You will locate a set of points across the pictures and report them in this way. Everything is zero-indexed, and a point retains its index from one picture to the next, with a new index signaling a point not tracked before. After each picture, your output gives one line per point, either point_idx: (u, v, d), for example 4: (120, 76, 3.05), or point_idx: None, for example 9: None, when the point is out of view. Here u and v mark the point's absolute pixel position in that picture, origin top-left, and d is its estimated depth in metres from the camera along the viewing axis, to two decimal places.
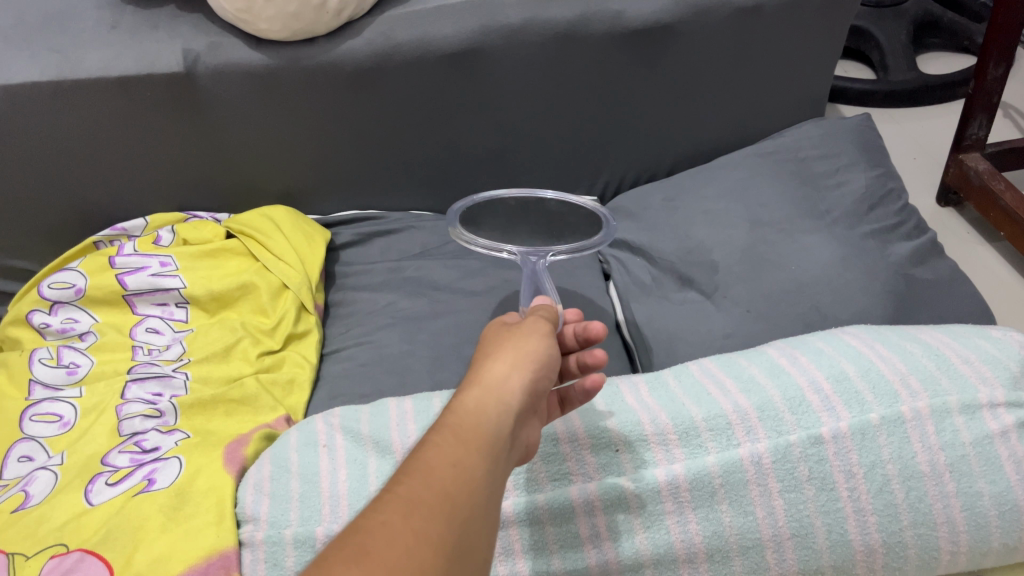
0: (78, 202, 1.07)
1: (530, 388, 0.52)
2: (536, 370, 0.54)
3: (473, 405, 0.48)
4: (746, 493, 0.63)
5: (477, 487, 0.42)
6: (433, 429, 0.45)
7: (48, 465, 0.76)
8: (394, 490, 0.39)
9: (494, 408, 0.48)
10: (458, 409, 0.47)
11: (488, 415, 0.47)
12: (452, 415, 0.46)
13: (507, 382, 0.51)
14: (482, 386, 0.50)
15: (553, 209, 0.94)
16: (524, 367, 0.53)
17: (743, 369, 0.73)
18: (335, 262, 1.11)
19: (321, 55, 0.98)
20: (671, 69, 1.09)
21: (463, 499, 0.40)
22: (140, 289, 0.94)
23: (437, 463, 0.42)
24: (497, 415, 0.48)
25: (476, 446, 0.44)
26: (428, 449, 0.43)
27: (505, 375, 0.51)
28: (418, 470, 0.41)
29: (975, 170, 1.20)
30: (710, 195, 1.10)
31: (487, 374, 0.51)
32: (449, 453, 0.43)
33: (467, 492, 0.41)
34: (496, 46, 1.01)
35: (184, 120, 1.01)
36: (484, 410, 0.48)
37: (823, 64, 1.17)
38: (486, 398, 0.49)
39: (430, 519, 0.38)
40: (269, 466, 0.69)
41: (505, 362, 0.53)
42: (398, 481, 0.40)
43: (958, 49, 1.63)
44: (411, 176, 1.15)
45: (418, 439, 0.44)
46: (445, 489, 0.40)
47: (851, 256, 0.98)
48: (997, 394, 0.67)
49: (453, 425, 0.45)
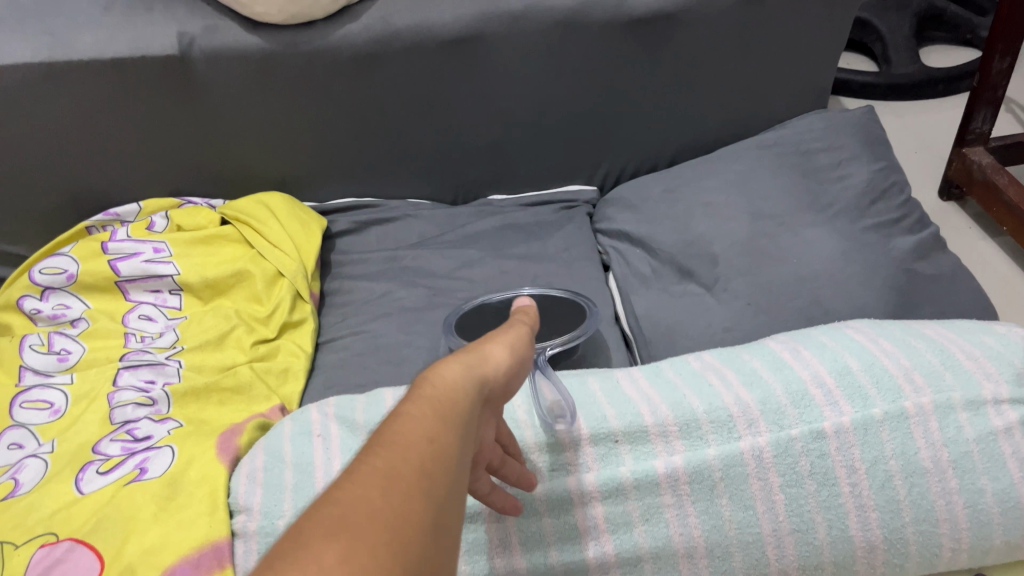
0: (69, 185, 1.05)
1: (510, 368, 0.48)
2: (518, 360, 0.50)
3: (452, 376, 0.43)
4: (746, 488, 0.62)
5: (452, 465, 0.38)
6: (410, 399, 0.40)
7: (38, 453, 0.75)
8: (370, 463, 0.35)
9: (473, 384, 0.44)
10: (436, 375, 0.42)
11: (467, 391, 0.43)
12: (428, 385, 0.41)
13: (488, 359, 0.47)
14: (461, 358, 0.45)
15: (537, 302, 0.95)
16: (501, 349, 0.49)
17: (745, 362, 0.71)
18: (331, 250, 1.10)
19: (318, 40, 0.98)
20: (672, 58, 1.08)
21: (440, 478, 0.36)
22: (133, 276, 0.92)
23: (414, 436, 0.37)
24: (475, 393, 0.43)
25: (454, 422, 0.40)
26: (402, 419, 0.38)
27: (481, 350, 0.47)
28: (395, 444, 0.36)
29: (978, 164, 1.19)
30: (711, 186, 1.08)
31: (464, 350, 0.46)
32: (426, 426, 0.38)
33: (444, 469, 0.37)
34: (496, 33, 1.00)
35: (177, 101, 0.99)
36: (464, 385, 0.43)
37: (828, 54, 1.15)
38: (467, 371, 0.44)
39: (411, 497, 0.34)
40: (263, 457, 0.68)
41: (483, 345, 0.48)
42: (371, 454, 0.36)
43: (961, 42, 1.62)
44: (408, 163, 1.13)
45: (390, 409, 0.39)
46: (425, 466, 0.36)
47: (853, 250, 0.97)
48: (1001, 390, 0.67)
49: (430, 396, 0.40)
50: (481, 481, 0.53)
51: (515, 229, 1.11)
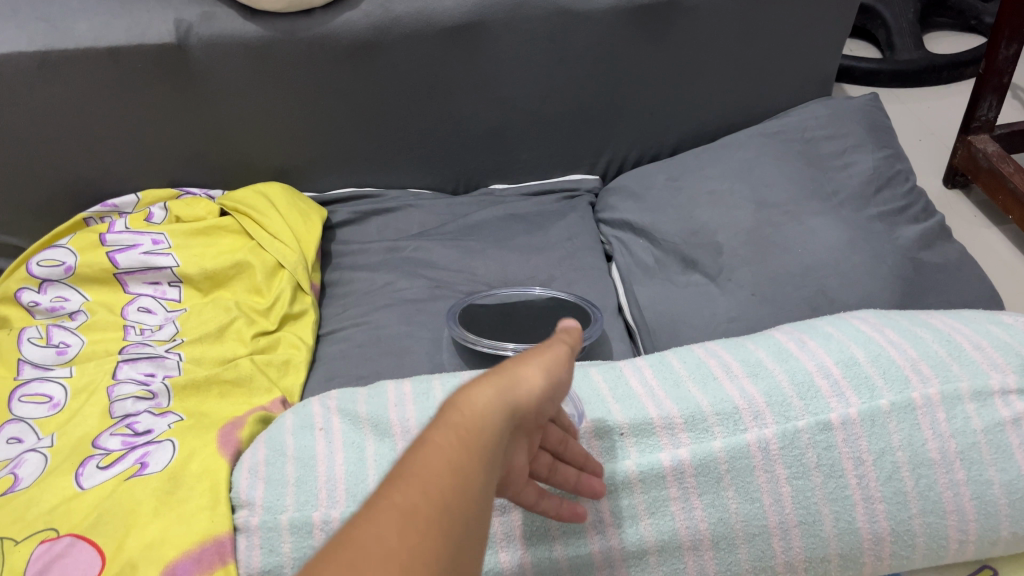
0: (67, 176, 1.03)
1: (547, 385, 0.46)
2: (556, 381, 0.48)
3: (482, 402, 0.42)
4: (752, 480, 0.62)
5: (473, 497, 0.38)
6: (434, 427, 0.40)
7: (37, 447, 0.74)
8: (389, 497, 0.35)
9: (503, 411, 0.42)
10: (463, 401, 0.41)
11: (496, 419, 0.42)
12: (454, 412, 0.41)
13: (522, 381, 0.45)
14: (494, 381, 0.44)
15: (543, 304, 0.94)
16: (538, 365, 0.47)
17: (750, 353, 0.70)
18: (331, 241, 1.08)
19: (316, 27, 0.96)
20: (675, 45, 1.07)
21: (457, 516, 0.36)
22: (131, 268, 0.92)
23: (435, 468, 0.37)
24: (506, 419, 0.42)
25: (478, 452, 0.39)
26: (425, 452, 0.38)
27: (515, 371, 0.45)
28: (414, 478, 0.36)
29: (983, 152, 1.18)
30: (715, 174, 1.07)
31: (499, 370, 0.45)
32: (450, 458, 0.38)
33: (463, 505, 0.37)
34: (497, 20, 0.99)
35: (174, 90, 0.98)
36: (494, 413, 0.42)
37: (833, 41, 1.13)
38: (497, 398, 0.43)
39: (427, 534, 0.34)
40: (264, 450, 0.67)
41: (519, 365, 0.46)
42: (390, 489, 0.36)
43: (965, 28, 1.60)
44: (409, 152, 1.12)
45: (416, 437, 0.39)
46: (441, 502, 0.36)
47: (858, 239, 0.96)
48: (1009, 381, 0.66)
49: (456, 425, 0.40)
50: (526, 491, 0.53)
51: (517, 219, 1.10)
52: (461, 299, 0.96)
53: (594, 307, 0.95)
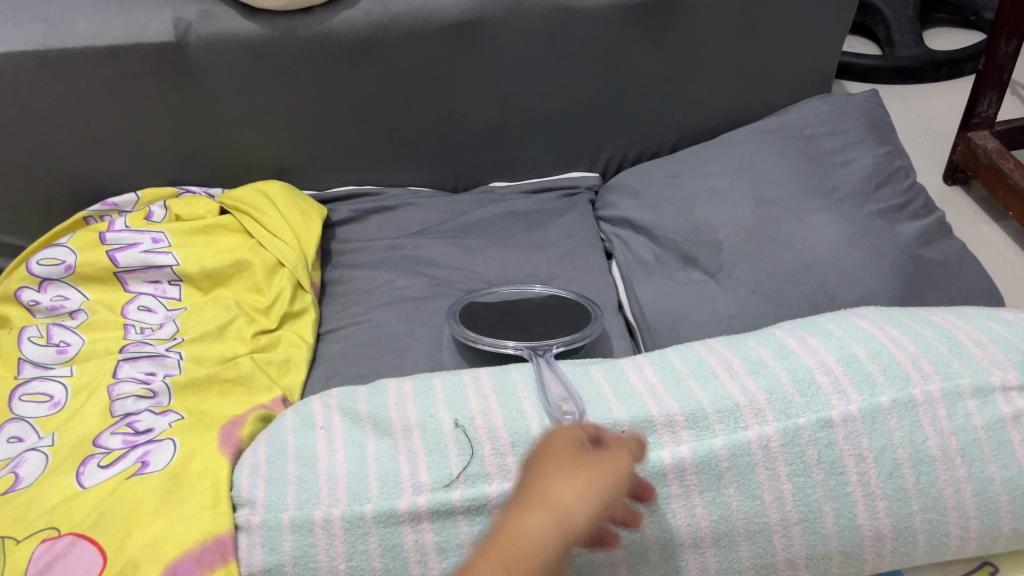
0: (66, 175, 1.03)
1: (592, 506, 0.44)
2: (611, 497, 0.45)
3: (531, 535, 0.41)
4: (754, 477, 0.62)
5: None
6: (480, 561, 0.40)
7: (38, 446, 0.74)
8: None
9: (552, 544, 0.42)
10: (511, 531, 0.42)
11: (544, 551, 0.41)
12: (502, 544, 0.41)
13: (571, 507, 0.43)
14: (544, 510, 0.43)
15: (544, 302, 0.93)
16: (581, 482, 0.44)
17: (751, 350, 0.70)
18: (331, 239, 1.08)
19: (316, 26, 0.96)
20: (675, 42, 1.06)
21: None
22: (131, 266, 0.92)
23: None
24: (556, 549, 0.42)
25: None
26: None
27: (560, 493, 0.44)
28: None
29: (984, 148, 1.17)
30: (715, 171, 1.07)
31: (540, 493, 0.44)
32: None
33: None
34: (497, 18, 0.99)
35: (173, 89, 0.98)
36: (540, 547, 0.41)
37: (832, 37, 1.13)
38: (545, 530, 0.42)
39: None
40: (265, 449, 0.67)
41: (567, 483, 0.45)
42: None
43: (964, 24, 1.60)
44: (409, 150, 1.12)
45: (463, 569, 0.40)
46: None
47: (858, 235, 0.96)
48: (1010, 377, 0.66)
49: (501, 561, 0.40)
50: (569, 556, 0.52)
51: (517, 217, 1.10)
52: (461, 298, 0.96)
53: (595, 305, 0.95)
